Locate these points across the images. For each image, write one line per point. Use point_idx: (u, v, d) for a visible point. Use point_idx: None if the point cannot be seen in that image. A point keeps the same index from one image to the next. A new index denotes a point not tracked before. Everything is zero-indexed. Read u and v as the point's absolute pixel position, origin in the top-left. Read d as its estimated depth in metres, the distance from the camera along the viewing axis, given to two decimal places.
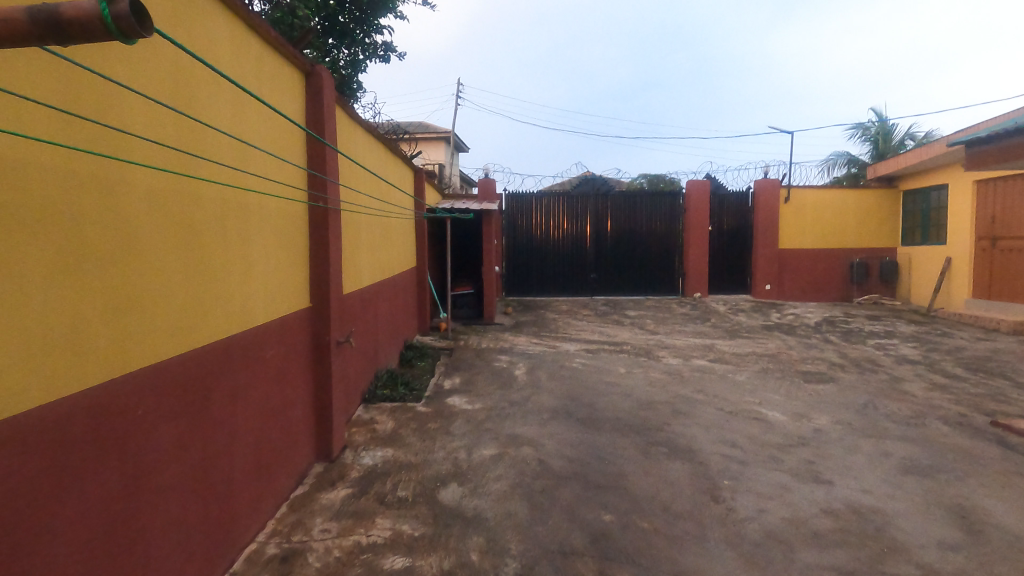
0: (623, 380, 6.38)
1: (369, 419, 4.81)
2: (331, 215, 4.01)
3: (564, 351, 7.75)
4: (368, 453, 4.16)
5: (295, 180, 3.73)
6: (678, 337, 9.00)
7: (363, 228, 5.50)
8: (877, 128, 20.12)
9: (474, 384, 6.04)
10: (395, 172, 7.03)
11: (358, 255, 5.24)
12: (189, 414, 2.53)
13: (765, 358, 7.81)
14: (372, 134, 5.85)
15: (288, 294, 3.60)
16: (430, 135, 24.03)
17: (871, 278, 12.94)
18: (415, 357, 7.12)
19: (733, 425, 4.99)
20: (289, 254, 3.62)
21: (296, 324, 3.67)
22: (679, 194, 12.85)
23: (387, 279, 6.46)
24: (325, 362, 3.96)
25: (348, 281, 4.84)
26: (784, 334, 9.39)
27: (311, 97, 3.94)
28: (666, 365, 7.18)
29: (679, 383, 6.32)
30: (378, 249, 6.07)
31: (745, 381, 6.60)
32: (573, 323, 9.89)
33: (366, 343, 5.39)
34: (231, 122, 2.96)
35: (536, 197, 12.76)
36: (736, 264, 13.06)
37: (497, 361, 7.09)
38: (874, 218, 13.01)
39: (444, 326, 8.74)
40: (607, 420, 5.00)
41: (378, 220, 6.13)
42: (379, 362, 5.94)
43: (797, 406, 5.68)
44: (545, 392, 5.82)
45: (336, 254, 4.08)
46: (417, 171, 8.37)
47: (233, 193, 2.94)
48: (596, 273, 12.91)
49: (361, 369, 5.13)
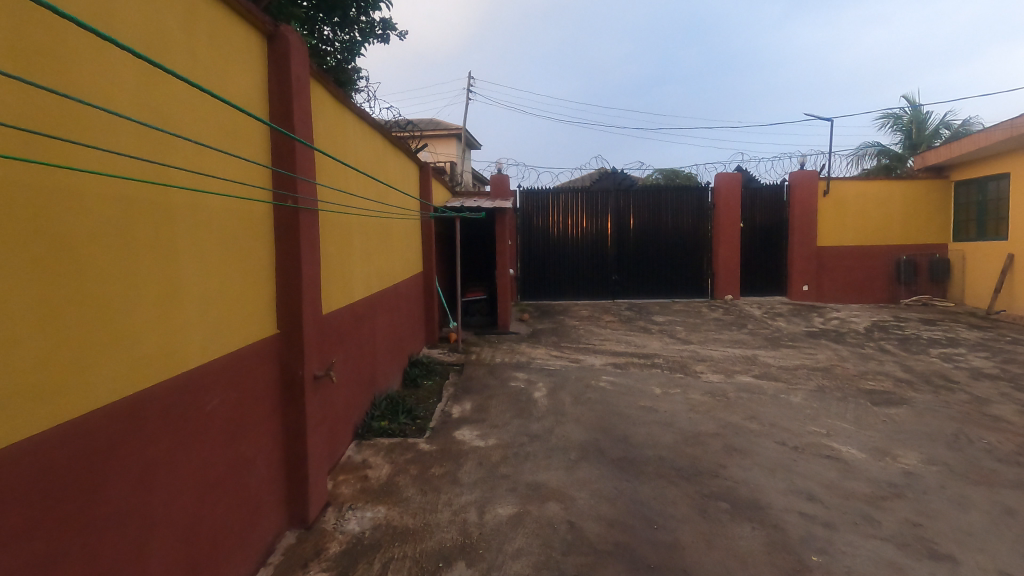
0: (661, 404, 5.49)
1: (360, 463, 3.99)
2: (304, 217, 3.17)
3: (588, 366, 6.88)
4: (355, 514, 3.33)
5: (256, 176, 2.92)
6: (714, 347, 8.06)
7: (355, 231, 4.65)
8: (910, 116, 18.88)
9: (487, 411, 5.19)
10: (396, 168, 6.22)
11: (348, 262, 4.41)
12: (65, 519, 1.70)
13: (818, 373, 6.85)
14: (366, 123, 5.03)
15: (245, 322, 2.77)
16: (440, 132, 23.20)
17: (920, 277, 11.86)
18: (421, 376, 6.32)
19: (805, 468, 4.07)
20: (246, 272, 2.79)
21: (255, 360, 2.84)
22: (707, 189, 11.90)
23: (387, 289, 5.65)
24: (299, 404, 3.13)
25: (336, 295, 4.02)
26: (833, 342, 8.42)
27: (275, 67, 3.08)
28: (707, 384, 6.27)
29: (728, 408, 5.40)
30: (374, 254, 5.21)
31: (803, 404, 5.66)
32: (596, 330, 9.03)
33: (360, 368, 4.58)
34: (141, 97, 2.13)
35: (552, 193, 11.88)
36: (771, 263, 12.05)
37: (513, 379, 6.23)
38: (922, 212, 11.92)
39: (454, 336, 7.90)
40: (649, 461, 4.12)
41: (375, 221, 5.32)
42: (377, 385, 5.14)
43: (873, 437, 4.76)
44: (571, 421, 4.94)
45: (312, 266, 3.24)
46: (423, 166, 7.59)
47: (145, 193, 2.11)
48: (618, 275, 12.00)
49: (353, 400, 4.33)
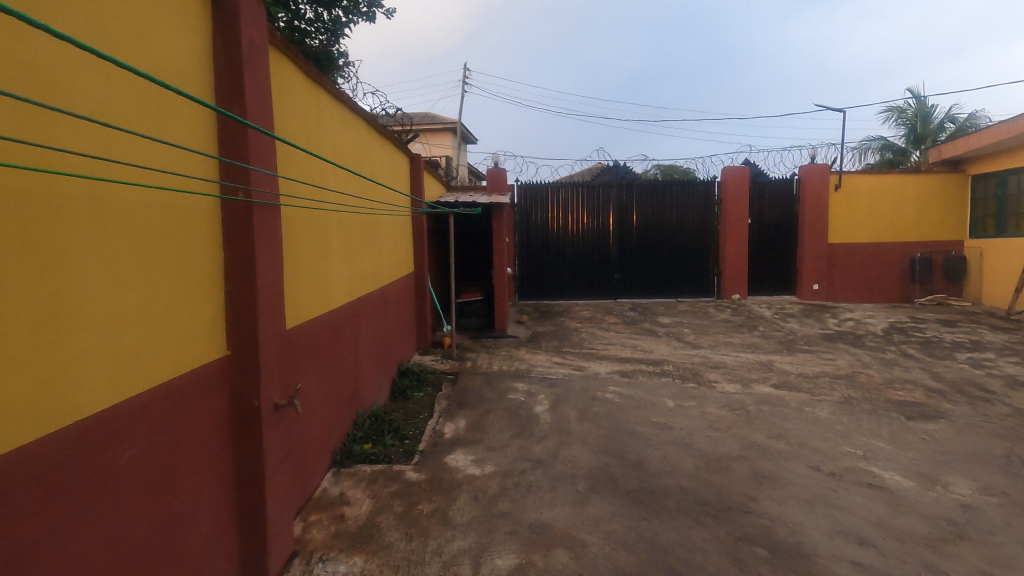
0: (675, 420, 4.96)
1: (337, 499, 3.44)
2: (260, 213, 2.60)
3: (593, 375, 6.35)
4: (326, 569, 2.79)
5: (196, 164, 2.36)
6: (726, 353, 7.53)
7: (333, 229, 4.11)
8: (916, 109, 18.28)
9: (483, 430, 4.66)
10: (383, 159, 5.68)
11: (325, 265, 3.86)
12: None
13: (841, 382, 6.33)
14: (345, 107, 4.46)
15: (179, 344, 2.22)
16: (436, 127, 22.61)
17: (935, 276, 11.38)
18: (411, 388, 5.78)
19: (848, 501, 3.55)
20: (179, 283, 2.23)
21: (194, 390, 2.29)
22: (714, 183, 11.36)
23: (372, 293, 5.11)
24: (254, 441, 2.58)
25: (307, 304, 3.46)
26: (851, 346, 7.91)
27: (221, 28, 2.50)
28: (723, 396, 5.74)
29: (750, 425, 4.88)
30: (357, 254, 4.66)
31: (831, 419, 5.14)
32: (599, 334, 8.50)
33: (337, 385, 4.05)
34: (15, 54, 1.57)
35: (551, 188, 11.34)
36: (780, 261, 11.53)
37: (511, 390, 5.69)
38: (937, 207, 11.42)
39: (447, 341, 7.36)
40: (668, 494, 3.59)
41: (358, 218, 4.77)
42: (360, 402, 4.60)
43: (915, 460, 4.25)
44: (578, 442, 4.41)
45: (270, 272, 2.68)
46: (414, 158, 7.04)
47: (18, 183, 1.55)
48: (620, 273, 11.47)
49: (327, 422, 3.78)
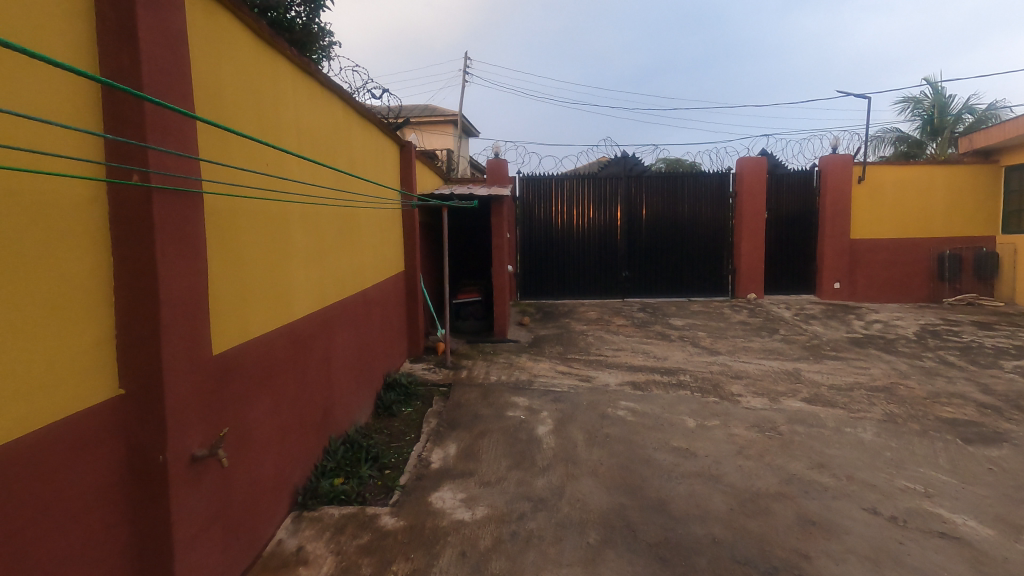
0: (699, 445, 4.29)
1: (292, 558, 2.79)
2: (165, 205, 1.93)
3: (602, 387, 5.69)
4: None
5: (68, 137, 1.68)
6: (747, 360, 6.86)
7: (297, 224, 3.45)
8: (932, 101, 17.27)
9: (477, 458, 4.00)
10: (366, 145, 5.00)
11: (284, 268, 3.21)
12: None
13: (880, 396, 5.66)
14: (314, 81, 3.79)
15: (34, 392, 1.55)
16: (434, 120, 21.90)
17: (965, 274, 10.65)
18: (398, 403, 5.14)
19: (921, 561, 2.89)
20: (37, 308, 1.57)
21: (66, 450, 1.63)
22: (728, 175, 10.65)
23: (350, 297, 4.44)
24: (160, 509, 1.93)
25: (256, 317, 2.80)
26: (883, 352, 7.22)
27: None
28: (750, 413, 5.06)
29: (785, 451, 4.21)
30: (330, 254, 4.01)
31: (878, 443, 4.46)
32: (607, 338, 7.83)
33: (300, 411, 3.40)
34: None
35: (554, 180, 10.65)
36: (798, 258, 10.82)
37: (510, 407, 5.04)
38: (968, 201, 10.68)
39: (441, 348, 6.72)
40: (699, 550, 2.93)
41: (333, 212, 4.12)
42: (333, 424, 3.96)
43: (989, 498, 3.58)
44: (587, 475, 3.76)
45: (184, 281, 2.02)
46: (405, 146, 6.37)
47: None
48: (628, 271, 10.80)
49: (284, 458, 3.14)
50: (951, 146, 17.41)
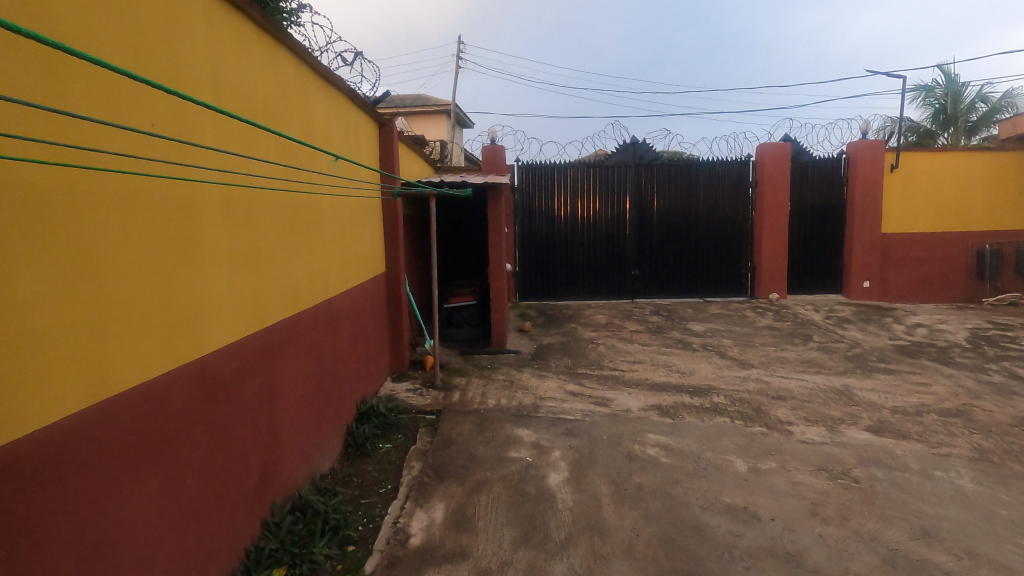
0: (760, 502, 3.31)
1: None
2: None
3: (623, 413, 4.69)
4: None
5: None
6: (786, 375, 5.88)
7: (217, 212, 2.42)
8: (945, 89, 16.12)
9: (470, 529, 3.00)
10: (330, 117, 3.97)
11: (190, 278, 2.19)
12: None
13: (958, 422, 4.70)
14: (245, 18, 2.76)
15: None
16: (422, 111, 20.73)
17: (1005, 271, 9.71)
18: (375, 438, 4.13)
19: None
20: None
21: None
22: (748, 163, 9.66)
23: (307, 311, 3.43)
24: None
25: (128, 356, 1.80)
26: (940, 364, 6.26)
27: None
28: (809, 449, 4.08)
29: (873, 511, 3.23)
30: (272, 255, 2.98)
31: (984, 495, 3.50)
32: (622, 347, 6.84)
33: (222, 481, 2.38)
34: None
35: (555, 169, 9.63)
36: (823, 255, 9.86)
37: (513, 443, 4.04)
38: (1008, 191, 9.73)
39: (429, 363, 5.70)
40: None
41: (280, 199, 3.09)
42: (280, 483, 2.96)
43: None
44: (619, 556, 2.78)
45: None
46: (383, 124, 5.32)
47: None
48: (638, 269, 9.81)
49: (191, 558, 2.12)
50: (964, 136, 16.38)
